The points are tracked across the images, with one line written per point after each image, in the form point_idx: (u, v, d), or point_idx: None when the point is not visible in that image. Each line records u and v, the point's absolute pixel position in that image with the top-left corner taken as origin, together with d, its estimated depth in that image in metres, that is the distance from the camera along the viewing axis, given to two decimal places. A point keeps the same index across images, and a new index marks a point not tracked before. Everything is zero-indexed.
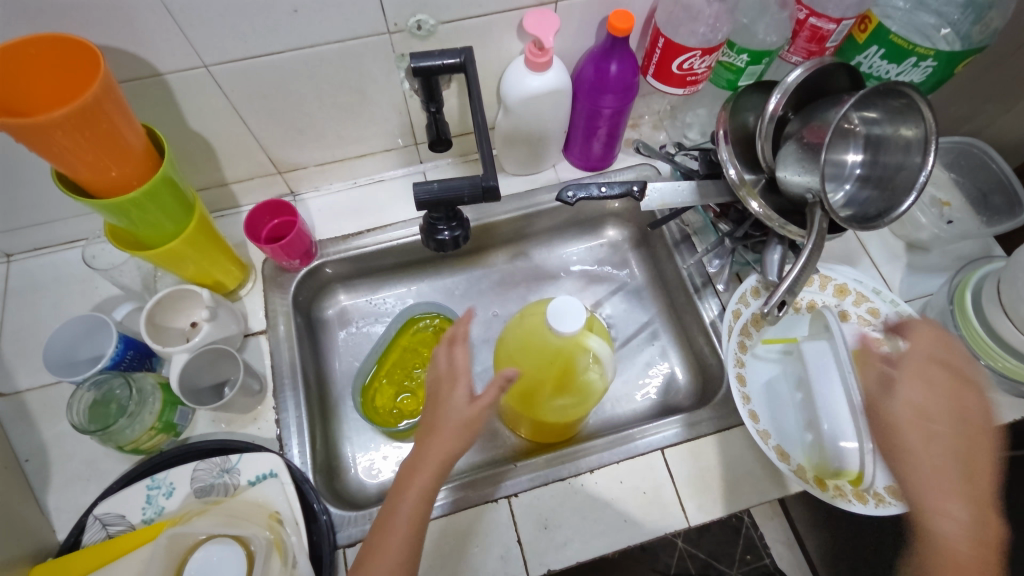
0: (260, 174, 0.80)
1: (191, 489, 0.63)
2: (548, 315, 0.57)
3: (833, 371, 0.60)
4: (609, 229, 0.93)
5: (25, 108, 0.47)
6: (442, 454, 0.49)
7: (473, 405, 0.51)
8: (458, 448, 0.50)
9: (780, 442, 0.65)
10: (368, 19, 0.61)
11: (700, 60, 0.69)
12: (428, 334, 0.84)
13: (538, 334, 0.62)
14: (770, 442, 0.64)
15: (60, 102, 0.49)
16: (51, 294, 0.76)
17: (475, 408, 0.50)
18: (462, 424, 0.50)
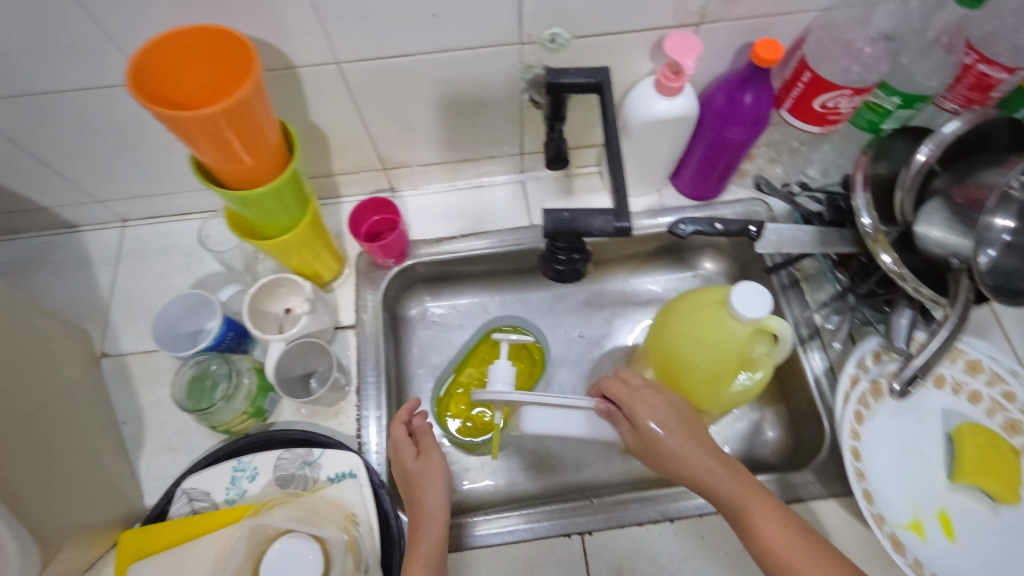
0: (365, 168, 0.80)
1: (273, 476, 0.65)
2: (734, 305, 0.54)
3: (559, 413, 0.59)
4: (706, 260, 0.89)
5: (178, 96, 0.48)
6: (427, 507, 0.59)
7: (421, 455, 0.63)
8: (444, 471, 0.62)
9: (892, 525, 0.58)
10: (504, 29, 0.59)
11: (848, 100, 0.63)
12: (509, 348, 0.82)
13: (703, 319, 0.61)
14: (883, 528, 0.57)
15: (210, 93, 0.49)
16: (159, 263, 0.79)
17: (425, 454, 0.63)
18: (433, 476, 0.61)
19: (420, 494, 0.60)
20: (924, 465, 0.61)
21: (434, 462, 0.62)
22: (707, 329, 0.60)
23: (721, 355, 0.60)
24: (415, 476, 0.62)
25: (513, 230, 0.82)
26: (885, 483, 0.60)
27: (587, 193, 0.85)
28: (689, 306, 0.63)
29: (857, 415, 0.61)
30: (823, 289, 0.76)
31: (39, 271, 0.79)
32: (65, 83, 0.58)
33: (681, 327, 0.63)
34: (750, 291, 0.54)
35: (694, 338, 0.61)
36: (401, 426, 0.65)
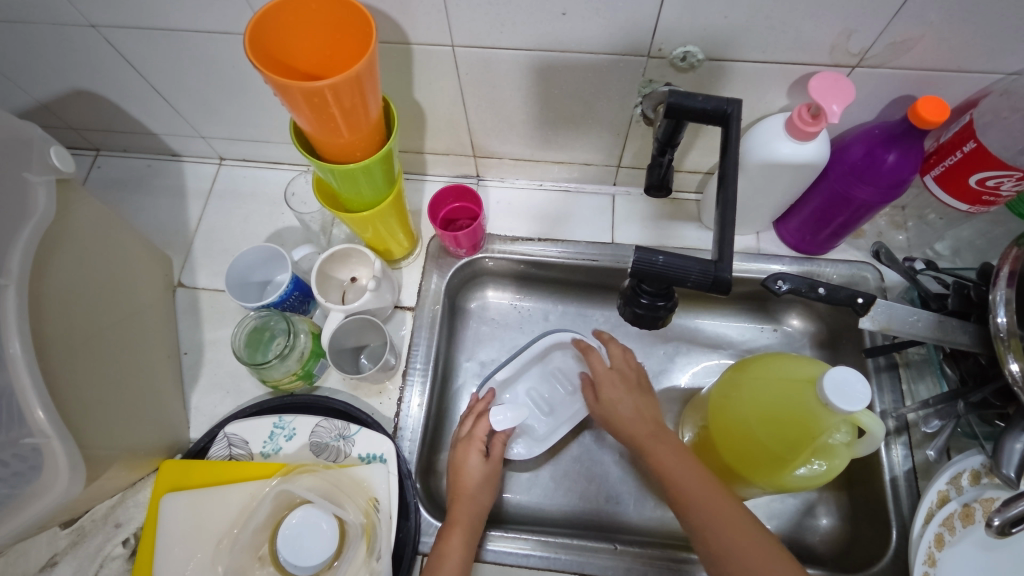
0: (457, 152, 0.78)
1: (308, 441, 0.65)
2: (827, 393, 0.49)
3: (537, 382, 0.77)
4: (792, 317, 0.82)
5: (295, 61, 0.47)
6: (471, 504, 0.63)
7: (487, 465, 0.66)
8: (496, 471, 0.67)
9: None
10: (632, 37, 0.54)
11: (1013, 183, 0.54)
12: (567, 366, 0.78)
13: (784, 397, 0.56)
14: None
15: (326, 63, 0.48)
16: (245, 206, 0.81)
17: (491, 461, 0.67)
18: (482, 483, 0.65)
19: (464, 490, 0.64)
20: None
21: (475, 467, 0.66)
22: (794, 405, 0.55)
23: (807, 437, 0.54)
24: (469, 482, 0.65)
25: (592, 245, 0.78)
26: None
27: (678, 221, 0.79)
28: (763, 379, 0.59)
29: (937, 538, 0.55)
30: (925, 382, 0.68)
31: (138, 192, 0.83)
32: (192, 22, 0.59)
33: (756, 402, 0.58)
34: (847, 372, 0.49)
35: (779, 415, 0.56)
36: (478, 452, 0.67)
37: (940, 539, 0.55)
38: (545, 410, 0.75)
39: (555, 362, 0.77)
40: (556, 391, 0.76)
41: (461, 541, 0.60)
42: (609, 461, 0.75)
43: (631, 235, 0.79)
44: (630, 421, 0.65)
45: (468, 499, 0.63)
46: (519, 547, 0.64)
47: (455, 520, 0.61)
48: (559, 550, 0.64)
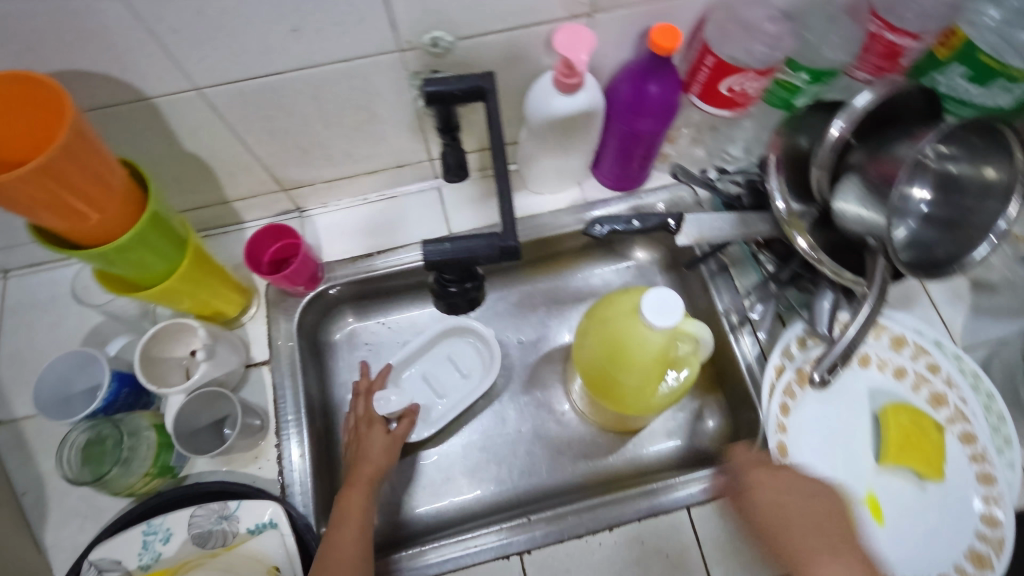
0: (263, 192, 0.74)
1: (188, 535, 0.60)
2: (647, 316, 0.52)
3: (439, 367, 0.78)
4: (636, 250, 0.87)
5: None
6: (374, 463, 0.65)
7: (391, 436, 0.68)
8: (385, 461, 0.66)
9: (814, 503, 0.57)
10: (375, 37, 0.54)
11: (753, 82, 0.60)
12: (463, 351, 0.79)
13: (621, 334, 0.58)
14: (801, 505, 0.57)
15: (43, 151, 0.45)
16: (47, 314, 0.73)
17: (394, 433, 0.68)
18: (384, 448, 0.67)
19: (365, 454, 0.66)
20: (853, 448, 0.60)
21: (377, 435, 0.68)
22: (624, 335, 0.58)
23: (653, 362, 0.57)
24: (371, 451, 0.66)
25: None
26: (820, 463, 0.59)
27: None
28: (601, 318, 0.62)
29: (782, 407, 0.60)
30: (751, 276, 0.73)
31: None
32: None
33: (602, 340, 0.61)
34: (657, 291, 0.53)
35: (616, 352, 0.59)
36: (381, 427, 0.69)
37: (786, 408, 0.60)
38: (439, 396, 0.77)
39: (447, 351, 0.79)
40: (450, 374, 0.78)
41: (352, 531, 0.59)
42: (511, 439, 0.78)
43: (467, 221, 0.80)
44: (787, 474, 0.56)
45: (355, 491, 0.63)
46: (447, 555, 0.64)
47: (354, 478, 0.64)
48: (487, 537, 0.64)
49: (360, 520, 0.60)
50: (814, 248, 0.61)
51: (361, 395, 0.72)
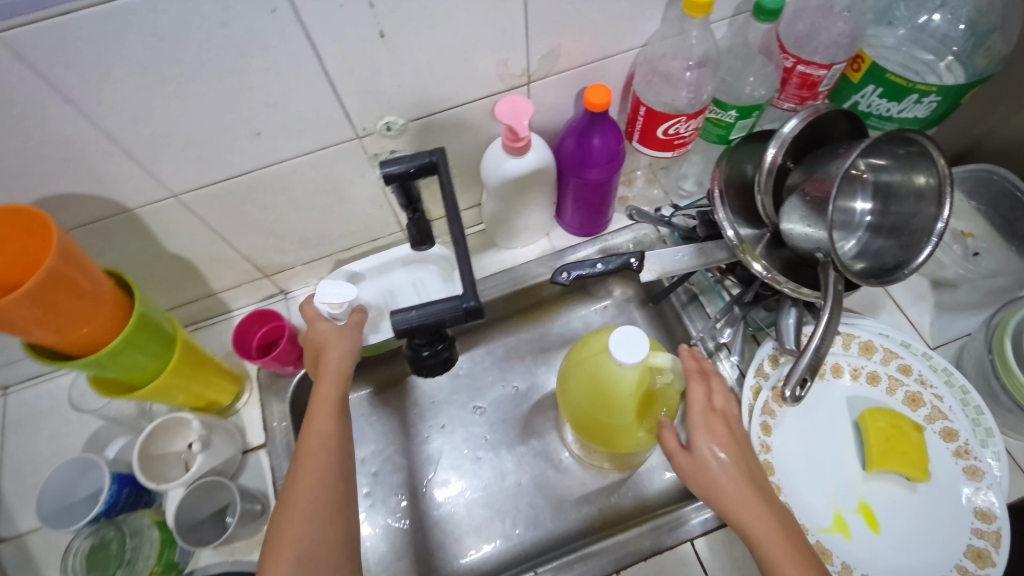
0: (246, 280, 0.78)
1: None
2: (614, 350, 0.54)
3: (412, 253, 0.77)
4: (612, 289, 0.90)
5: None
6: (332, 355, 0.59)
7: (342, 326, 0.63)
8: (337, 402, 0.56)
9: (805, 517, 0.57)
10: (333, 129, 0.59)
11: (686, 124, 0.65)
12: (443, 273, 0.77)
13: (598, 378, 0.60)
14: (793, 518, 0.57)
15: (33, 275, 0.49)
16: (48, 425, 0.74)
17: (345, 325, 0.63)
18: (336, 335, 0.61)
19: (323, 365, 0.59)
20: (839, 457, 0.60)
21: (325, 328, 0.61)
22: (601, 375, 0.60)
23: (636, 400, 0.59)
24: (325, 338, 0.61)
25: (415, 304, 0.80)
26: (808, 475, 0.59)
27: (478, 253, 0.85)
28: (579, 361, 0.64)
29: (764, 426, 0.61)
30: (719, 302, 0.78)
31: None
32: None
33: (586, 384, 0.62)
34: (624, 334, 0.55)
35: (602, 402, 0.61)
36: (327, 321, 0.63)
37: (768, 426, 0.62)
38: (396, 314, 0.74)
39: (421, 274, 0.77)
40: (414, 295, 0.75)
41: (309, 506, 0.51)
42: (512, 491, 0.78)
43: None
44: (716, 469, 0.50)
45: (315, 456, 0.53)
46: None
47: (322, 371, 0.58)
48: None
49: (323, 450, 0.53)
50: (769, 269, 0.65)
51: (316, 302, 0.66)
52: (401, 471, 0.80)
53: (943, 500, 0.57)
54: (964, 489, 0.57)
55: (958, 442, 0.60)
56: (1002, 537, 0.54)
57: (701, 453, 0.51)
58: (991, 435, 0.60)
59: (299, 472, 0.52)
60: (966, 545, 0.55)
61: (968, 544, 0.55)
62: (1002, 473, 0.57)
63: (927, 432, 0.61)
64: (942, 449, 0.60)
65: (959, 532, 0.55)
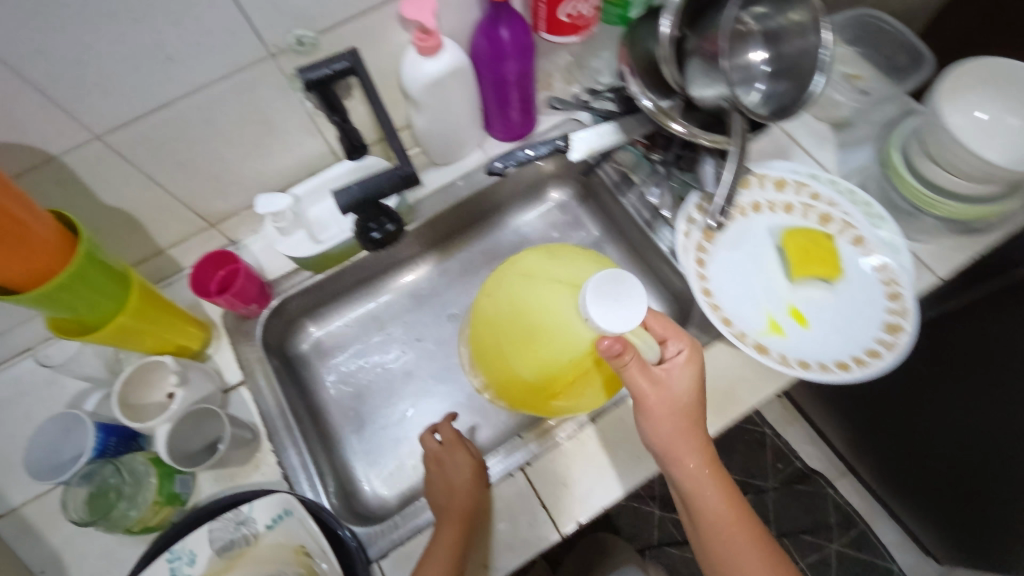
0: (193, 233, 0.79)
1: (213, 550, 0.61)
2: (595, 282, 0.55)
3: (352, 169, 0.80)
4: (552, 191, 0.95)
5: None
6: (460, 497, 0.63)
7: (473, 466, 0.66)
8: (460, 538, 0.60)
9: (742, 325, 0.63)
10: (245, 47, 0.61)
11: (583, 2, 0.70)
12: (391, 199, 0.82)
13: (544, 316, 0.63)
14: (732, 328, 0.62)
15: None
16: (20, 406, 0.74)
17: (476, 470, 0.66)
18: (464, 488, 0.64)
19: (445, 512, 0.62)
20: (767, 275, 0.67)
21: (460, 470, 0.66)
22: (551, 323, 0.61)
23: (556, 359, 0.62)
24: (454, 486, 0.64)
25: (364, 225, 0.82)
26: (741, 293, 0.66)
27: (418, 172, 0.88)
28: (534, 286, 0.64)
29: (698, 260, 0.67)
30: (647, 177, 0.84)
31: None
32: None
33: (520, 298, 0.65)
34: (589, 298, 0.55)
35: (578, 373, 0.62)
36: (462, 454, 0.68)
37: (702, 261, 0.67)
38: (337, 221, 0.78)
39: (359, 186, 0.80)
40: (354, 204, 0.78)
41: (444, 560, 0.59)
42: None
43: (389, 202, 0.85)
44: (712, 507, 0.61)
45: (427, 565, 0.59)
46: (496, 471, 0.68)
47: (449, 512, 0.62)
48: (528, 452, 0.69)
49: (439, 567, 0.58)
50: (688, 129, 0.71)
51: (447, 423, 0.73)
52: (383, 389, 0.84)
53: (857, 289, 0.65)
54: (876, 278, 0.65)
55: (866, 244, 0.67)
56: (910, 310, 0.62)
57: (668, 379, 0.59)
58: (894, 233, 0.67)
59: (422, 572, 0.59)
60: (882, 321, 0.62)
61: (883, 321, 0.62)
62: (905, 257, 0.65)
63: (841, 242, 0.68)
64: (854, 252, 0.67)
65: (875, 312, 0.63)
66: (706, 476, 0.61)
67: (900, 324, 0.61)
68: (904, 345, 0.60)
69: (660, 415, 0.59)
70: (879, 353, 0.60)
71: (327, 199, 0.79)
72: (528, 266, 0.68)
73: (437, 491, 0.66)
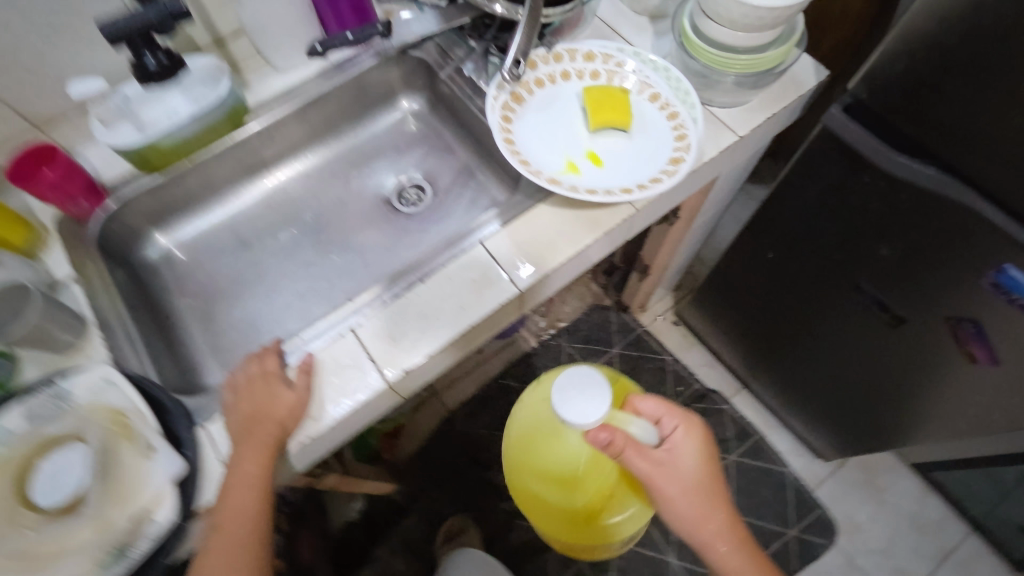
0: (18, 136, 0.78)
1: (24, 421, 0.60)
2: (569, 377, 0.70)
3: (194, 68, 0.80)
4: (402, 100, 0.98)
5: None
6: (275, 429, 0.63)
7: (295, 394, 0.66)
8: (264, 473, 0.61)
9: (541, 166, 0.69)
10: None
11: None
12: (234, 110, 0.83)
13: (540, 418, 0.85)
14: (531, 167, 0.69)
15: None
16: None
17: (296, 391, 0.66)
18: (278, 418, 0.64)
19: (253, 448, 0.62)
20: (572, 129, 0.74)
21: (273, 398, 0.65)
22: (555, 448, 0.82)
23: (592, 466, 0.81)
24: (266, 414, 0.64)
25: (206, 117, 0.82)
26: (543, 142, 0.72)
27: (259, 79, 0.89)
28: (535, 398, 0.86)
29: (504, 116, 0.72)
30: None
31: None
32: None
33: (532, 426, 0.85)
34: (560, 398, 0.69)
35: (610, 490, 0.83)
36: (281, 381, 0.67)
37: (508, 117, 0.73)
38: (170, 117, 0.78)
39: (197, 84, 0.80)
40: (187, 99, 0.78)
41: (245, 492, 0.60)
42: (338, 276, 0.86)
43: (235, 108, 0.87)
44: (714, 535, 0.67)
45: (234, 502, 0.60)
46: (326, 333, 0.70)
47: (258, 443, 0.62)
48: (358, 347, 0.70)
49: (246, 509, 0.60)
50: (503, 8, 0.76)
51: (275, 353, 0.69)
52: (232, 288, 0.85)
53: (648, 138, 0.73)
54: (668, 127, 0.73)
55: (661, 101, 0.75)
56: (690, 147, 0.70)
57: (675, 447, 0.69)
58: (689, 95, 0.74)
59: (227, 503, 0.60)
60: (668, 157, 0.70)
61: (669, 158, 0.70)
62: (694, 108, 0.72)
63: (640, 102, 0.75)
64: (652, 109, 0.75)
65: (662, 153, 0.71)
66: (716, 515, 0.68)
67: (681, 159, 0.69)
68: (683, 172, 0.69)
69: (676, 495, 0.67)
70: (663, 183, 0.68)
71: (159, 103, 0.79)
72: (534, 398, 0.87)
73: (241, 428, 0.64)
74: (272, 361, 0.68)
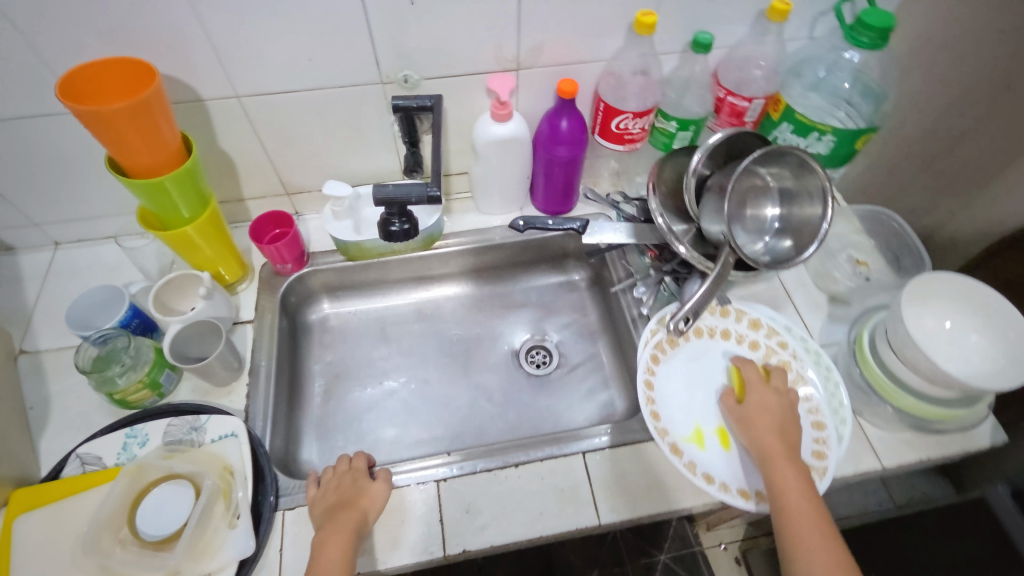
0: (270, 195, 0.94)
1: (162, 441, 0.72)
2: None
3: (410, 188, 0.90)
4: (568, 268, 1.05)
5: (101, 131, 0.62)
6: (347, 506, 0.66)
7: (376, 483, 0.70)
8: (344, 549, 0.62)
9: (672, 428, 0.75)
10: (365, 70, 0.77)
11: (633, 122, 0.83)
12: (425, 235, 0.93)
13: None
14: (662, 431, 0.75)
15: (126, 155, 0.65)
16: (87, 277, 0.91)
17: (378, 479, 0.70)
18: (351, 495, 0.68)
19: (326, 527, 0.64)
20: (709, 379, 0.80)
21: (360, 487, 0.69)
22: None
23: None
24: (348, 497, 0.67)
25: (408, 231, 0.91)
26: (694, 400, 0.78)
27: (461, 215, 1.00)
28: None
29: (652, 356, 0.81)
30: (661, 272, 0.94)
31: None
32: (21, 109, 0.73)
33: None
34: None
35: None
36: (367, 478, 0.71)
37: (656, 358, 0.81)
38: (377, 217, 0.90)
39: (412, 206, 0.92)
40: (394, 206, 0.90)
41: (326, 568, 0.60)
42: (444, 402, 0.91)
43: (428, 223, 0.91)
44: None
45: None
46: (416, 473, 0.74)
47: (336, 523, 0.64)
48: (434, 501, 0.72)
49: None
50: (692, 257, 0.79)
51: (365, 459, 0.73)
52: (359, 371, 0.94)
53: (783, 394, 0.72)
54: (810, 433, 0.72)
55: (811, 401, 0.75)
56: (832, 438, 0.71)
57: None
58: (838, 386, 0.76)
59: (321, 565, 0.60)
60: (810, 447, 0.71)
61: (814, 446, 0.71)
62: (844, 415, 0.73)
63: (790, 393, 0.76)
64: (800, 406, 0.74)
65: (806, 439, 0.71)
66: (814, 529, 0.60)
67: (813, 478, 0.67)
68: (830, 471, 0.69)
69: None
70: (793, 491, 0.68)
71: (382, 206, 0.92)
72: None
73: (328, 511, 0.66)
74: (351, 465, 0.72)
